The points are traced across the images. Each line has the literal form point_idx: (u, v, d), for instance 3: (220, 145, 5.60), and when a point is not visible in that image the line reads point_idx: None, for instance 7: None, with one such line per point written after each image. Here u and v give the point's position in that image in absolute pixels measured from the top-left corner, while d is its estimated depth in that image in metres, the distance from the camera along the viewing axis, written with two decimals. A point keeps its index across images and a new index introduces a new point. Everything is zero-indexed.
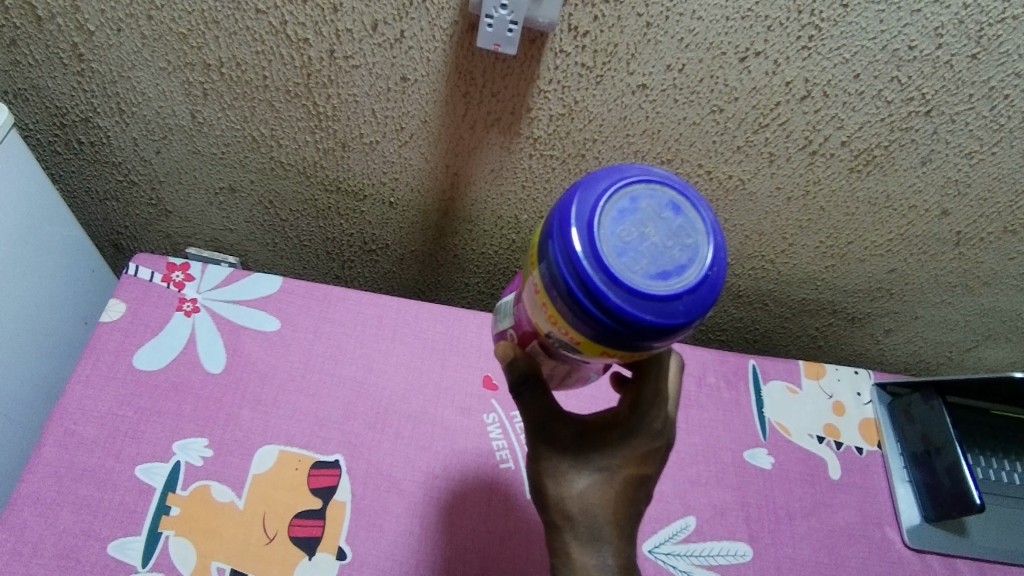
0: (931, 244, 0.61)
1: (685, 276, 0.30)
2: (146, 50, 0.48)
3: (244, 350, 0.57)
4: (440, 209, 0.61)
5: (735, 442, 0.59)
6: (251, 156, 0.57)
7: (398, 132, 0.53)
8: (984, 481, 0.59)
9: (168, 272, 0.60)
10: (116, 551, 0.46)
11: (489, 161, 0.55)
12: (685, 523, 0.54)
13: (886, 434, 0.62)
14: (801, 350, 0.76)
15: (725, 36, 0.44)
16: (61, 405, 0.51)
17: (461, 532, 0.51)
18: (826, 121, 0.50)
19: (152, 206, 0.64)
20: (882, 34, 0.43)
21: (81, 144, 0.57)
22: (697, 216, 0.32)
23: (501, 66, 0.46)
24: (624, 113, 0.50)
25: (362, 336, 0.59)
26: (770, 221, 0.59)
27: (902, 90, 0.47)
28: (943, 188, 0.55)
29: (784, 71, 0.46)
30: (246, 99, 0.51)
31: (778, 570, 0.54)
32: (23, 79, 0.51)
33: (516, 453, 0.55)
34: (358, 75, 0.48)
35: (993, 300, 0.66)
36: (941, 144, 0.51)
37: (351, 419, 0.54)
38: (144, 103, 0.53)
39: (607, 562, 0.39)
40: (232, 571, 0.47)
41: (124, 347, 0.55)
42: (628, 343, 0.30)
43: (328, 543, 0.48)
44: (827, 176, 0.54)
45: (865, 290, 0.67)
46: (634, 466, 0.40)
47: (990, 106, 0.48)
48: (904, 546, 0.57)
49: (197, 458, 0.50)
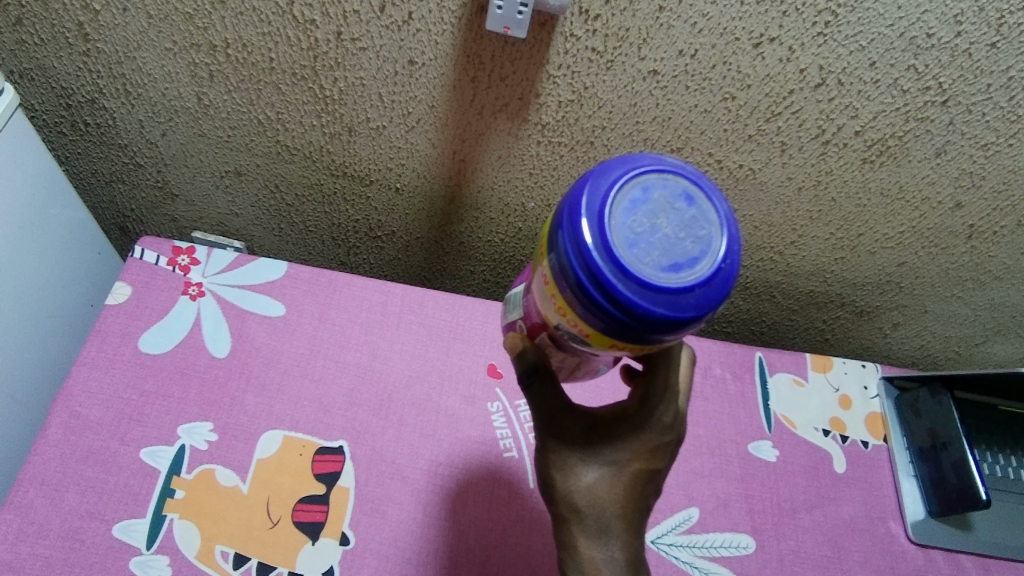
0: (943, 237, 0.60)
1: (698, 269, 0.29)
2: (152, 31, 0.48)
3: (249, 335, 0.56)
4: (446, 196, 0.60)
5: (740, 434, 0.59)
6: (257, 139, 0.56)
7: (406, 116, 0.52)
8: (991, 477, 0.58)
9: (174, 256, 0.59)
10: (121, 533, 0.46)
11: (496, 147, 0.54)
12: (689, 514, 0.54)
13: (893, 428, 0.62)
14: (809, 342, 0.76)
15: (740, 21, 0.43)
16: (67, 387, 0.52)
17: (464, 520, 0.51)
18: (840, 110, 0.49)
19: (158, 189, 0.63)
20: (899, 20, 0.42)
21: (88, 126, 0.57)
22: (711, 208, 0.31)
23: (510, 49, 0.45)
24: (635, 99, 0.49)
25: (367, 323, 0.59)
26: (780, 212, 0.59)
27: (919, 79, 0.46)
28: (957, 180, 0.54)
29: (799, 59, 0.45)
30: (253, 81, 0.51)
31: (780, 562, 0.54)
32: (29, 58, 0.51)
33: (520, 443, 0.55)
34: (365, 58, 0.48)
35: (1004, 295, 0.66)
36: (956, 135, 0.50)
37: (356, 406, 0.54)
38: (149, 84, 0.52)
39: (614, 557, 0.39)
40: (235, 554, 0.47)
41: (129, 331, 0.55)
42: (637, 337, 0.30)
43: (331, 528, 0.49)
44: (839, 166, 0.53)
45: (874, 283, 0.66)
46: (643, 461, 0.40)
47: (1007, 96, 0.47)
48: (908, 541, 0.57)
49: (202, 442, 0.51)
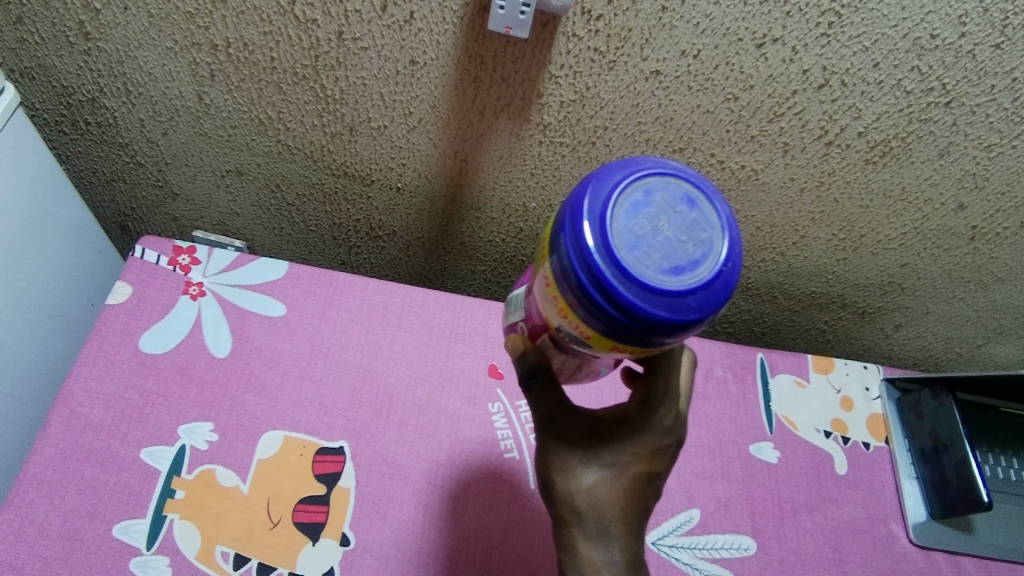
0: (946, 239, 0.60)
1: (699, 272, 0.29)
2: (153, 29, 0.48)
3: (249, 335, 0.56)
4: (447, 196, 0.60)
5: (742, 435, 0.59)
6: (259, 139, 0.56)
7: (407, 116, 0.52)
8: (993, 479, 0.58)
9: (174, 256, 0.59)
10: (121, 533, 0.46)
11: (498, 147, 0.54)
12: (689, 516, 0.54)
13: (894, 430, 0.62)
14: (810, 343, 0.75)
15: (743, 21, 0.43)
16: (67, 387, 0.52)
17: (465, 520, 0.51)
18: (843, 111, 0.49)
19: (158, 188, 0.63)
20: (903, 21, 0.42)
21: (88, 125, 0.57)
22: (712, 210, 0.31)
23: (513, 49, 0.45)
24: (636, 99, 0.49)
25: (367, 323, 0.59)
26: (782, 213, 0.58)
27: (922, 80, 0.46)
28: (960, 181, 0.54)
29: (802, 59, 0.45)
30: (254, 80, 0.51)
31: (781, 564, 0.53)
32: (29, 58, 0.51)
33: (521, 444, 0.55)
34: (366, 58, 0.48)
35: (1006, 296, 0.65)
36: (960, 136, 0.50)
37: (357, 406, 0.54)
38: (150, 84, 0.52)
39: (614, 559, 0.39)
40: (235, 555, 0.47)
41: (130, 330, 0.55)
42: (638, 340, 0.30)
43: (331, 529, 0.48)
44: (841, 167, 0.53)
45: (876, 284, 0.66)
46: (643, 463, 0.40)
47: (1012, 97, 0.47)
48: (910, 543, 0.56)
49: (203, 442, 0.50)
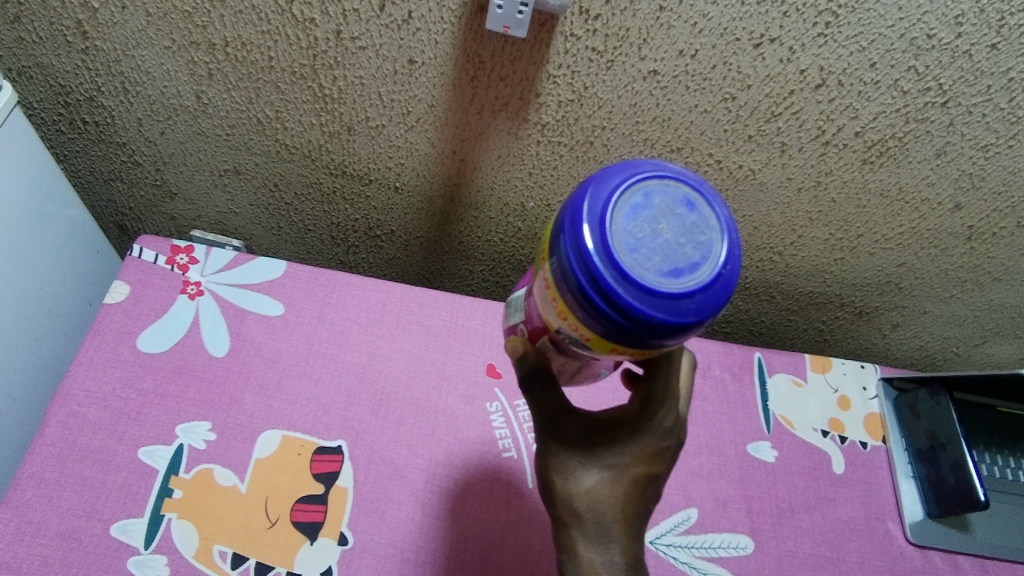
0: (943, 238, 0.60)
1: (698, 274, 0.29)
2: (151, 28, 0.47)
3: (248, 335, 0.56)
4: (446, 195, 0.60)
5: (740, 435, 0.59)
6: (256, 138, 0.56)
7: (405, 115, 0.52)
8: (989, 478, 0.58)
9: (172, 255, 0.59)
10: (118, 533, 0.46)
11: (496, 146, 0.54)
12: (687, 515, 0.54)
13: (891, 430, 0.62)
14: (808, 342, 0.75)
15: (741, 21, 0.43)
16: (65, 386, 0.51)
17: (463, 520, 0.51)
18: (840, 111, 0.49)
19: (156, 187, 0.63)
20: (900, 21, 0.42)
21: (86, 124, 0.57)
22: (711, 213, 0.31)
23: (510, 49, 0.45)
24: (634, 99, 0.49)
25: (366, 323, 0.59)
26: (780, 213, 0.59)
27: (919, 80, 0.46)
28: (957, 181, 0.54)
29: (799, 59, 0.45)
30: (252, 79, 0.51)
31: (779, 563, 0.53)
32: (27, 56, 0.51)
33: (519, 444, 0.55)
34: (364, 57, 0.48)
35: (1002, 295, 0.66)
36: (957, 136, 0.50)
37: (355, 406, 0.54)
38: (148, 83, 0.52)
39: (613, 559, 0.39)
40: (233, 554, 0.47)
41: (128, 330, 0.55)
42: (638, 342, 0.30)
43: (329, 528, 0.48)
44: (839, 167, 0.53)
45: (873, 283, 0.66)
46: (642, 464, 0.40)
47: (1007, 98, 0.47)
48: (907, 542, 0.57)
49: (200, 442, 0.50)
